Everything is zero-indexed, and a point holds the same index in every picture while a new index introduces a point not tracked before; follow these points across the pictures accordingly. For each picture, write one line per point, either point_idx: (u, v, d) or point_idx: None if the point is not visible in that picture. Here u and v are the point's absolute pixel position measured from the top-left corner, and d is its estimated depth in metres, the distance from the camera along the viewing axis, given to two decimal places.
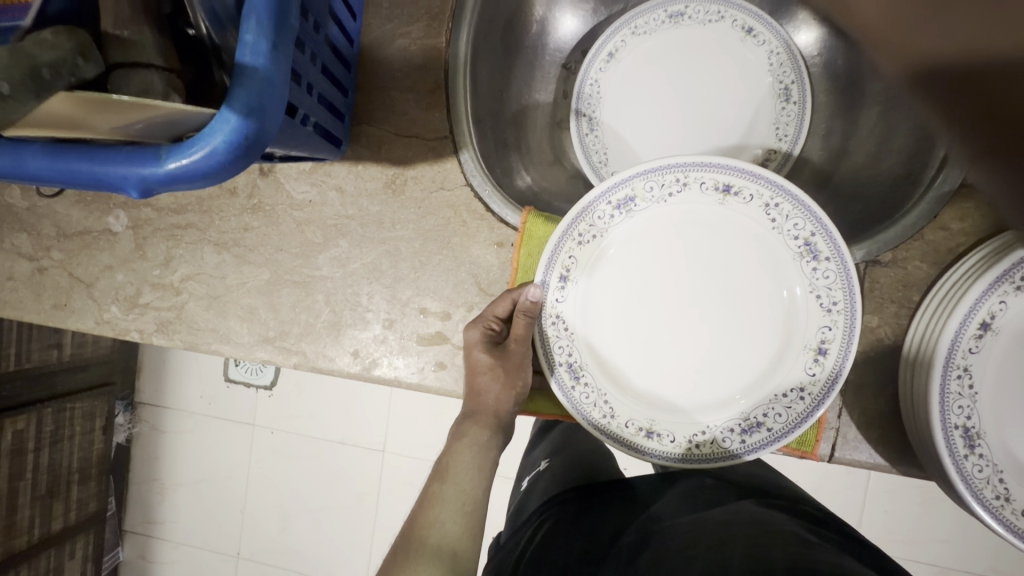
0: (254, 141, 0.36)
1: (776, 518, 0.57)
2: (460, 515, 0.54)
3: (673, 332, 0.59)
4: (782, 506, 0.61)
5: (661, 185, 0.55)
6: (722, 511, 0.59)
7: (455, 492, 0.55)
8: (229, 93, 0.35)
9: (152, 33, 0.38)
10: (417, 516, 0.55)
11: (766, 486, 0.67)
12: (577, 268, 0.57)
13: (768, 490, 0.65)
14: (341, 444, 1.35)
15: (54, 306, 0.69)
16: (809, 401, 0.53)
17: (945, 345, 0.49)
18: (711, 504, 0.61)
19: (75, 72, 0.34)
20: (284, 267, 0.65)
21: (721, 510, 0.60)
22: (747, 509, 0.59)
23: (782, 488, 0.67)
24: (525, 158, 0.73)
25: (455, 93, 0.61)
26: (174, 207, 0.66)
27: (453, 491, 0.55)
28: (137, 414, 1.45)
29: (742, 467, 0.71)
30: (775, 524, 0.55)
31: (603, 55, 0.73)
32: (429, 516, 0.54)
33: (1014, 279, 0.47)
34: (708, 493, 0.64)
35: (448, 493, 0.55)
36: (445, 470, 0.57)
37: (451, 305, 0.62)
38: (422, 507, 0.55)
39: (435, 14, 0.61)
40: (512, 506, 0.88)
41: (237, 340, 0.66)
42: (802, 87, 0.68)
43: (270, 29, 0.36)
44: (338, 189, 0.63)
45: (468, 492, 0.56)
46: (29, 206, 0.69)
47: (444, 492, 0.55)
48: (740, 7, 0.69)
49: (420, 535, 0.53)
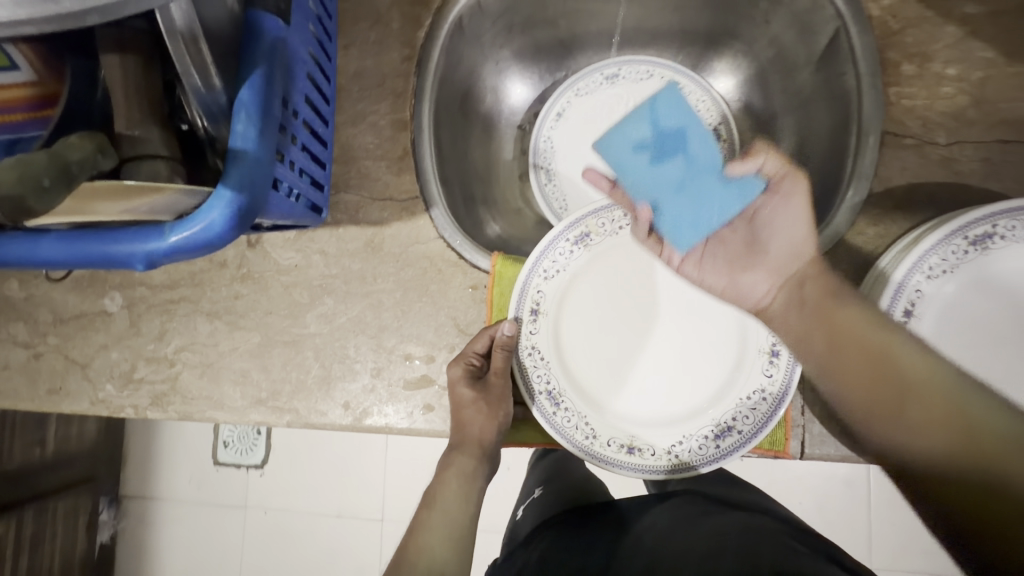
0: (246, 211, 0.41)
1: (760, 530, 0.59)
2: (448, 542, 0.57)
3: (645, 367, 0.63)
4: (762, 516, 0.64)
5: (611, 220, 0.62)
6: (711, 523, 0.61)
7: (441, 518, 0.59)
8: (224, 174, 0.41)
9: (158, 129, 0.44)
10: (405, 543, 0.58)
11: (751, 503, 0.70)
12: (546, 301, 0.63)
13: (751, 507, 0.68)
14: (338, 517, 1.32)
15: (50, 391, 0.71)
16: (771, 402, 0.57)
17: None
18: (701, 519, 0.63)
19: (96, 167, 0.40)
20: (274, 329, 0.69)
21: (709, 521, 0.62)
22: (730, 521, 0.61)
23: (761, 506, 0.69)
24: (492, 210, 0.81)
25: (421, 156, 0.68)
26: (167, 283, 0.71)
27: (440, 518, 0.59)
28: (122, 509, 1.40)
29: (731, 493, 0.73)
30: (760, 535, 0.58)
31: (552, 115, 0.82)
32: (418, 541, 0.57)
33: (925, 270, 0.54)
34: (696, 507, 0.66)
35: (435, 520, 0.59)
36: (433, 497, 0.61)
37: (434, 348, 0.67)
38: (410, 534, 0.58)
39: (399, 93, 0.70)
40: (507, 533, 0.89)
41: (231, 405, 0.69)
42: (728, 127, 0.79)
43: (258, 118, 0.42)
44: (321, 252, 0.68)
45: (454, 521, 0.59)
46: (27, 295, 0.73)
47: (433, 519, 0.59)
48: (666, 66, 0.80)
49: (410, 559, 0.56)
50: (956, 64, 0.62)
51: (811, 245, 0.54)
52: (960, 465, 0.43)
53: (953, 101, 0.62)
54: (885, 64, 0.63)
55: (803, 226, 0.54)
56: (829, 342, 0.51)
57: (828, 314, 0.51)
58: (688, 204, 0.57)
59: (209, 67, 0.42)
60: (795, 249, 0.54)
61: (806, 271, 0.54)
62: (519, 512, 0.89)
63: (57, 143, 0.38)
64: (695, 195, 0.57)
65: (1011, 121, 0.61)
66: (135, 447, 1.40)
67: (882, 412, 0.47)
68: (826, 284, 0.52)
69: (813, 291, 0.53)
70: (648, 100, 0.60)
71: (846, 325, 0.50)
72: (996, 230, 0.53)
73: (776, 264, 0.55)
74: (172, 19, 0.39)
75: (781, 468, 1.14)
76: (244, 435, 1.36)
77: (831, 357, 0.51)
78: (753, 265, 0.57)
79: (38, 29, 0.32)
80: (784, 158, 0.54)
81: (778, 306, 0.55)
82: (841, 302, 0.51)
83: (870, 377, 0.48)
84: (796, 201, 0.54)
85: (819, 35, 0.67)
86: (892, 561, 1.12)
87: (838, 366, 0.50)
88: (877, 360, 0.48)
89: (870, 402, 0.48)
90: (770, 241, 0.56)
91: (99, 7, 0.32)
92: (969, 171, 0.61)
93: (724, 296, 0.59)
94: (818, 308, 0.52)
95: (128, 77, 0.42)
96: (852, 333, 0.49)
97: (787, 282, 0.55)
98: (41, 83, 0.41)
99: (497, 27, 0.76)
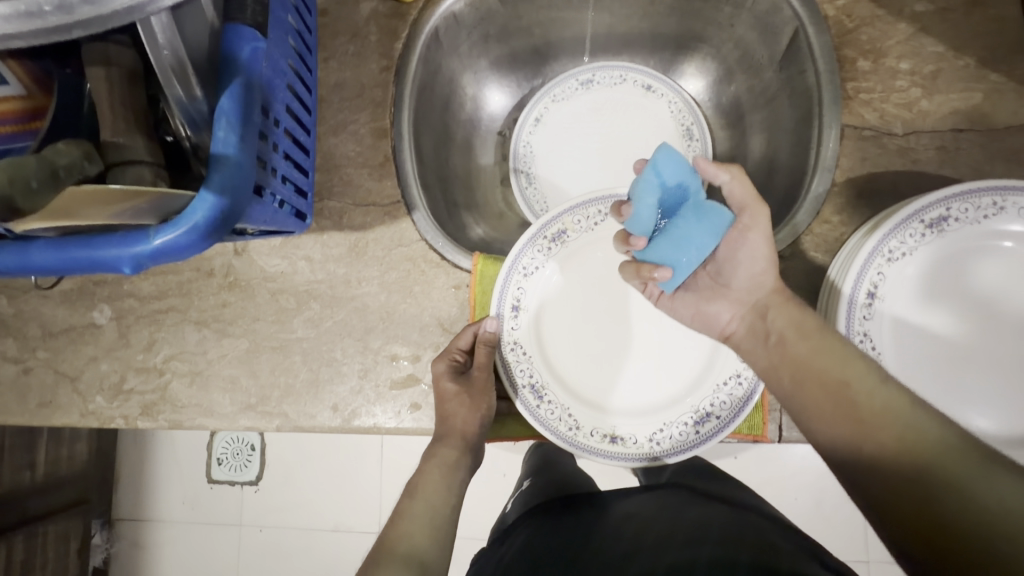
0: (228, 214, 0.43)
1: (741, 522, 0.61)
2: (430, 528, 0.57)
3: (624, 363, 0.65)
4: (742, 509, 0.65)
5: (586, 217, 0.64)
6: (693, 515, 0.63)
7: (423, 508, 0.59)
8: (206, 179, 0.42)
9: (142, 137, 0.46)
10: (387, 533, 0.57)
11: (734, 496, 0.71)
12: (527, 298, 0.64)
13: (733, 500, 0.69)
14: (334, 531, 1.32)
15: (40, 405, 0.72)
16: (747, 384, 0.60)
17: (844, 331, 0.57)
18: (682, 511, 0.64)
19: (82, 172, 0.43)
20: (262, 335, 0.70)
21: (692, 514, 0.63)
22: (713, 514, 0.63)
23: (743, 499, 0.70)
24: (475, 214, 0.83)
25: (402, 162, 0.70)
26: (155, 293, 0.72)
27: (422, 505, 0.60)
28: (115, 532, 1.39)
29: (715, 486, 0.74)
30: (740, 526, 0.59)
31: (530, 121, 0.84)
32: (398, 530, 0.57)
33: (884, 253, 0.57)
34: (680, 501, 0.67)
35: (418, 509, 0.59)
36: (415, 486, 0.61)
37: (420, 348, 0.68)
38: (392, 524, 0.58)
39: (379, 101, 0.72)
40: (497, 524, 0.91)
41: (220, 411, 0.69)
42: (701, 126, 0.81)
43: (239, 125, 0.44)
44: (307, 258, 0.70)
45: (437, 508, 0.60)
46: (15, 310, 0.73)
47: (414, 507, 0.60)
48: (638, 70, 0.83)
49: (390, 546, 0.55)
50: (908, 58, 0.65)
51: (773, 278, 0.55)
52: (913, 498, 0.43)
53: (908, 94, 0.65)
54: (842, 60, 0.66)
55: (764, 260, 0.54)
56: (794, 373, 0.53)
57: (795, 347, 0.54)
58: (669, 249, 0.53)
59: (190, 79, 0.44)
60: (757, 281, 0.55)
61: (770, 303, 0.56)
62: (508, 505, 0.91)
63: (45, 148, 0.41)
64: (677, 239, 0.53)
65: (963, 111, 0.64)
66: (127, 468, 1.39)
67: (845, 442, 0.49)
68: (793, 317, 0.54)
69: (779, 323, 0.55)
70: (649, 161, 0.51)
71: (809, 358, 0.52)
72: (950, 213, 0.55)
73: (741, 296, 0.57)
74: (153, 31, 0.41)
75: (774, 464, 1.15)
76: (237, 451, 1.36)
77: (797, 390, 0.53)
78: (720, 294, 0.59)
79: (28, 42, 0.35)
80: (752, 189, 0.52)
81: (743, 335, 0.58)
82: (808, 337, 0.53)
83: (833, 406, 0.50)
84: (757, 236, 0.53)
85: (780, 36, 0.70)
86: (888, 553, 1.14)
87: (804, 398, 0.52)
88: (839, 393, 0.50)
89: (834, 432, 0.50)
90: (733, 275, 0.56)
91: (84, 20, 0.34)
92: (926, 159, 0.64)
93: (694, 323, 0.62)
94: (780, 341, 0.55)
95: (113, 88, 0.44)
96: (815, 366, 0.52)
97: (749, 312, 0.57)
98: (31, 97, 0.45)
99: (473, 37, 0.79)
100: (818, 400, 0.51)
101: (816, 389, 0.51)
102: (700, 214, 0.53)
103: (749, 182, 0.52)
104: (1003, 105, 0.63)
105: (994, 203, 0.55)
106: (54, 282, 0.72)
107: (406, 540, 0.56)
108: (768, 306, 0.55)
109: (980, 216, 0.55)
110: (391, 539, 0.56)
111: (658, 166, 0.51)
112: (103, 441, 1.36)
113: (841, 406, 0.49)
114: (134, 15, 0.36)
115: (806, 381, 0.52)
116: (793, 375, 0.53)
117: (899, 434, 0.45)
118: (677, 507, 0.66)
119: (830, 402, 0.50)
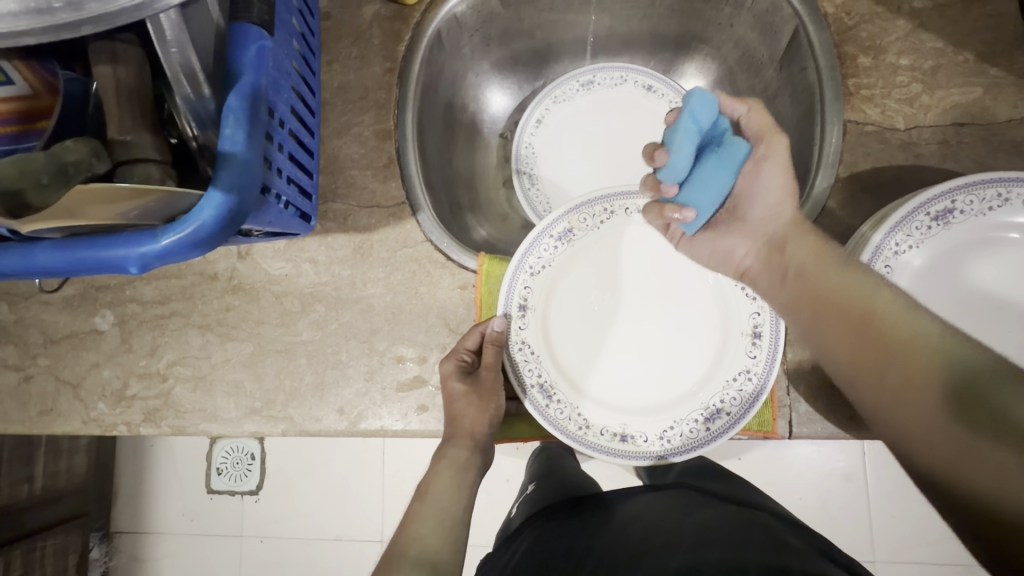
0: (236, 213, 0.42)
1: (752, 521, 0.60)
2: (439, 531, 0.58)
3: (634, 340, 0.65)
4: (751, 508, 0.65)
5: (592, 215, 0.64)
6: (704, 515, 0.62)
7: (432, 511, 0.60)
8: (214, 177, 0.42)
9: (149, 133, 0.46)
10: (398, 536, 0.59)
11: (744, 496, 0.70)
12: (534, 296, 0.64)
13: (742, 499, 0.69)
14: (336, 540, 1.30)
15: (41, 413, 0.71)
16: (756, 380, 0.59)
17: None
18: (694, 512, 0.63)
19: (91, 169, 0.43)
20: (266, 338, 0.69)
21: (703, 514, 0.63)
22: (723, 514, 0.62)
23: (752, 498, 0.70)
24: (479, 216, 0.83)
25: (407, 164, 0.70)
26: (158, 298, 0.71)
27: (431, 508, 0.60)
28: (114, 545, 1.36)
29: (724, 486, 0.74)
30: (750, 525, 0.59)
31: (532, 122, 0.84)
32: (409, 533, 0.58)
33: (891, 246, 0.57)
34: (690, 502, 0.67)
35: (427, 511, 0.60)
36: (425, 489, 0.62)
37: (426, 349, 0.68)
38: (402, 527, 0.59)
39: (382, 103, 0.72)
40: (502, 528, 0.90)
41: (224, 416, 0.69)
42: None
43: (245, 122, 0.44)
44: (312, 261, 0.70)
45: (446, 511, 0.60)
46: (16, 317, 0.72)
47: (424, 510, 0.60)
48: (638, 71, 0.83)
49: (401, 551, 0.56)
50: (908, 54, 0.66)
51: (790, 209, 0.56)
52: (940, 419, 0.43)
53: (909, 89, 0.65)
54: (842, 57, 0.67)
55: (784, 187, 0.56)
56: (815, 308, 0.54)
57: (815, 282, 0.54)
58: (696, 194, 0.56)
59: (198, 77, 0.45)
60: (775, 212, 0.57)
61: (789, 234, 0.56)
62: (514, 508, 0.90)
63: (54, 146, 0.41)
64: (702, 182, 0.55)
65: (963, 105, 0.64)
66: (126, 480, 1.37)
67: (867, 373, 0.49)
68: (812, 250, 0.55)
69: (798, 258, 0.56)
70: (683, 110, 0.52)
71: (831, 290, 0.52)
72: (956, 206, 0.55)
73: (757, 228, 0.59)
74: (162, 28, 0.42)
75: (781, 465, 1.15)
76: (237, 461, 1.34)
77: (818, 322, 0.53)
78: (738, 229, 0.60)
79: (38, 39, 0.35)
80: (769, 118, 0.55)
81: (760, 270, 0.59)
82: (828, 271, 0.53)
83: (854, 338, 0.50)
84: (777, 161, 0.55)
85: (781, 34, 0.70)
86: (898, 554, 1.13)
87: (828, 331, 0.52)
88: (860, 322, 0.50)
89: (857, 365, 0.50)
90: (752, 204, 0.58)
91: (94, 17, 0.35)
92: (928, 153, 0.64)
93: (711, 263, 0.63)
94: (799, 274, 0.55)
95: (121, 85, 0.45)
96: (837, 296, 0.52)
97: (763, 245, 0.58)
98: (38, 96, 0.45)
99: (475, 40, 0.79)
100: (841, 331, 0.51)
101: (837, 321, 0.52)
102: (726, 160, 0.54)
103: (765, 113, 0.55)
104: (1003, 98, 0.64)
105: (999, 194, 0.55)
106: (57, 285, 0.72)
107: (418, 543, 0.57)
108: (785, 238, 0.56)
109: (985, 208, 0.55)
110: (401, 545, 0.57)
111: (693, 115, 0.52)
112: (102, 452, 1.34)
113: (864, 335, 0.49)
114: (144, 13, 0.36)
115: (827, 313, 0.52)
116: (813, 310, 0.54)
117: (922, 356, 0.45)
118: (688, 507, 0.65)
119: (852, 331, 0.50)
